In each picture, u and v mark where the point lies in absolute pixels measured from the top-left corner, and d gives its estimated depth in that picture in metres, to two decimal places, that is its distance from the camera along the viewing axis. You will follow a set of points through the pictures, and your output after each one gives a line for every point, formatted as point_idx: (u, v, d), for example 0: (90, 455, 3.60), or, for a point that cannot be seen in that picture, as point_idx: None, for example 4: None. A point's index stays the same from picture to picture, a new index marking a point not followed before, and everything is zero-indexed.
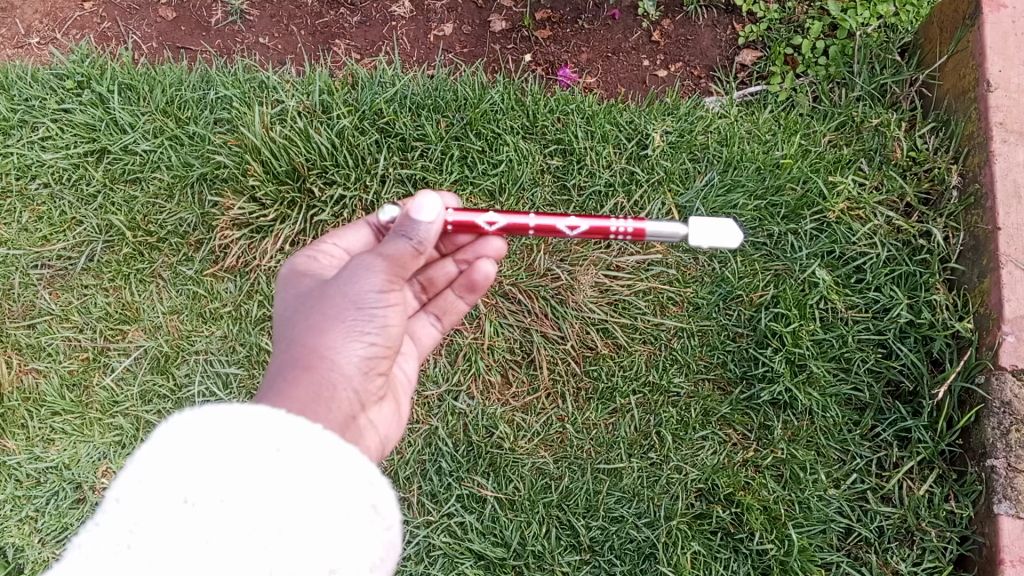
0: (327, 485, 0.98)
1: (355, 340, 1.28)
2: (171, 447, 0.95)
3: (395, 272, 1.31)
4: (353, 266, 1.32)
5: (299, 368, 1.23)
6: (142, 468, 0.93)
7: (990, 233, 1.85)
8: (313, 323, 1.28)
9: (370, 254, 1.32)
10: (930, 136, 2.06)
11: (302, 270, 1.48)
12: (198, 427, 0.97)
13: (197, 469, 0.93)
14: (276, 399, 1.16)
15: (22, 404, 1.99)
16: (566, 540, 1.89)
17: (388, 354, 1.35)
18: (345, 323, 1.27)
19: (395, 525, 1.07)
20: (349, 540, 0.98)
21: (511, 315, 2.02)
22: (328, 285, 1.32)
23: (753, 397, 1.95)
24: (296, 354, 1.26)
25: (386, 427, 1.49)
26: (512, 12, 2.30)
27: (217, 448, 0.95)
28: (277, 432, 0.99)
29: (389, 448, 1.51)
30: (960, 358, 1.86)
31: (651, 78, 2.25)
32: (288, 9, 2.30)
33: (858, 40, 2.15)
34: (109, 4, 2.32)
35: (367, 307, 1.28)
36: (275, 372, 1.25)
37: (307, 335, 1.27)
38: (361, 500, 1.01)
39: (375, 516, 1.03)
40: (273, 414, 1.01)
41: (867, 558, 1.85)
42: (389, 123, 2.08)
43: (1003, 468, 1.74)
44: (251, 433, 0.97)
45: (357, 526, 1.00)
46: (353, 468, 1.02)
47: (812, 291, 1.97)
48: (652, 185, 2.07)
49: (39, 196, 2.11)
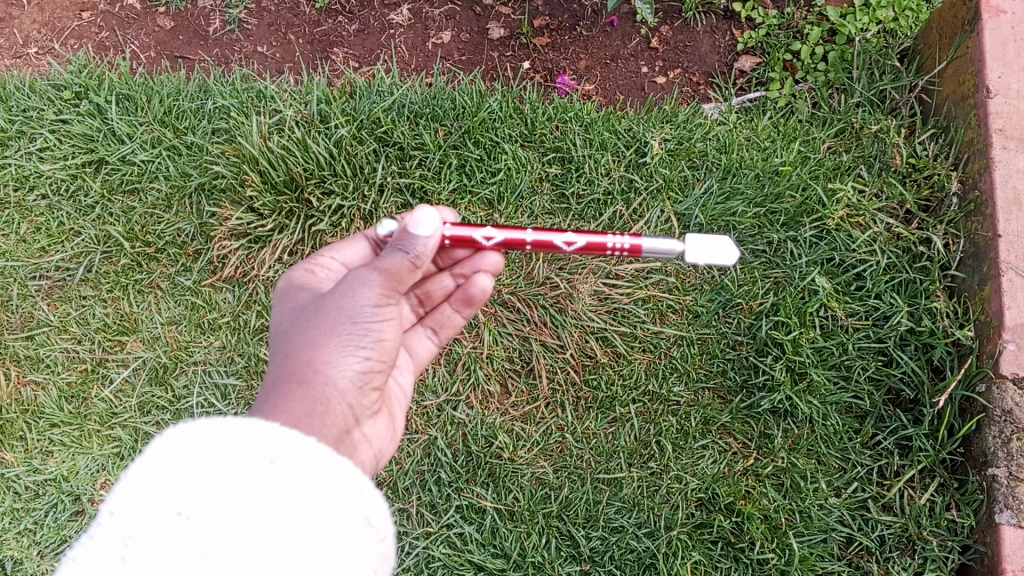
0: (321, 498, 0.98)
1: (350, 354, 1.27)
2: (166, 460, 0.94)
3: (391, 285, 1.31)
4: (350, 279, 1.32)
5: (294, 382, 1.23)
6: (135, 481, 0.92)
7: (990, 240, 1.84)
8: (309, 337, 1.28)
9: (366, 268, 1.31)
10: (930, 142, 2.05)
11: (299, 283, 1.48)
12: (192, 440, 0.96)
13: (192, 481, 0.93)
14: (270, 413, 1.16)
15: (21, 416, 1.99)
16: (566, 550, 1.88)
17: (383, 368, 1.35)
18: (340, 338, 1.27)
19: (389, 537, 1.07)
20: (344, 552, 0.98)
21: (510, 324, 2.01)
22: (325, 298, 1.32)
23: (753, 406, 1.94)
24: (292, 368, 1.25)
25: (381, 442, 1.48)
26: (510, 20, 2.29)
27: (212, 461, 0.95)
28: (271, 444, 0.98)
29: (383, 462, 1.50)
30: (961, 366, 1.86)
31: (650, 85, 2.25)
32: (286, 18, 2.30)
33: (857, 46, 2.14)
34: (107, 14, 2.32)
35: (363, 321, 1.28)
36: (269, 387, 1.25)
37: (303, 349, 1.27)
38: (355, 512, 1.01)
39: (370, 527, 1.03)
40: (270, 427, 1.00)
41: (868, 567, 1.84)
42: (387, 132, 2.08)
43: (1004, 477, 1.74)
44: (244, 444, 0.97)
45: (351, 538, 0.99)
46: (347, 480, 1.02)
47: (812, 298, 1.96)
48: (651, 193, 2.07)
49: (37, 207, 2.11)
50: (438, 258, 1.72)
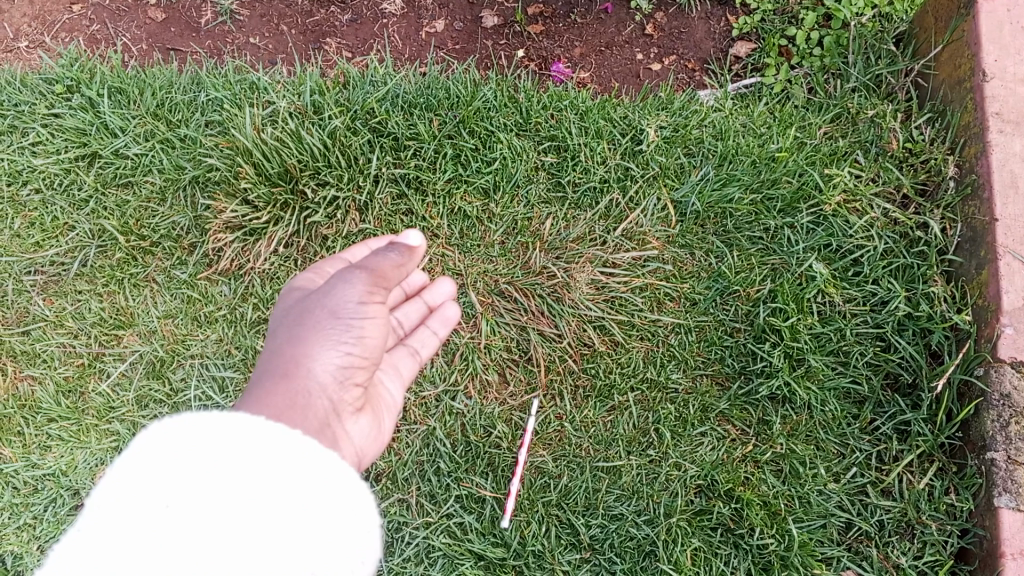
0: (303, 491, 1.00)
1: (332, 350, 1.33)
2: (152, 456, 0.98)
3: (376, 284, 1.37)
4: (337, 278, 1.38)
5: (278, 377, 1.29)
6: (122, 476, 0.96)
7: (987, 224, 1.84)
8: (294, 334, 1.34)
9: (349, 271, 1.38)
10: (926, 126, 2.05)
11: (294, 291, 1.56)
12: (179, 436, 1.01)
13: (177, 473, 0.97)
14: (254, 405, 1.22)
15: (18, 411, 1.98)
16: (566, 539, 1.89)
17: (365, 366, 1.39)
18: (323, 333, 1.33)
19: (375, 527, 1.08)
20: (328, 542, 1.00)
21: (507, 314, 2.01)
22: (312, 297, 1.39)
23: (751, 392, 1.94)
24: (276, 364, 1.32)
25: (363, 441, 1.51)
26: (504, 8, 2.28)
27: (195, 457, 0.98)
28: (255, 439, 1.02)
29: (366, 463, 1.53)
30: (959, 350, 1.86)
31: (645, 72, 2.24)
32: (278, 9, 2.29)
33: (852, 31, 2.13)
34: (98, 6, 2.30)
35: (347, 318, 1.34)
36: (255, 382, 1.31)
37: (287, 345, 1.33)
38: (339, 503, 1.03)
39: (355, 515, 1.04)
40: (254, 418, 1.04)
41: (868, 552, 1.84)
42: (381, 122, 2.06)
43: (1003, 460, 1.74)
44: (228, 439, 1.01)
45: (336, 529, 1.01)
46: (332, 474, 1.04)
47: (809, 284, 1.96)
48: (648, 181, 2.06)
49: (30, 202, 2.10)
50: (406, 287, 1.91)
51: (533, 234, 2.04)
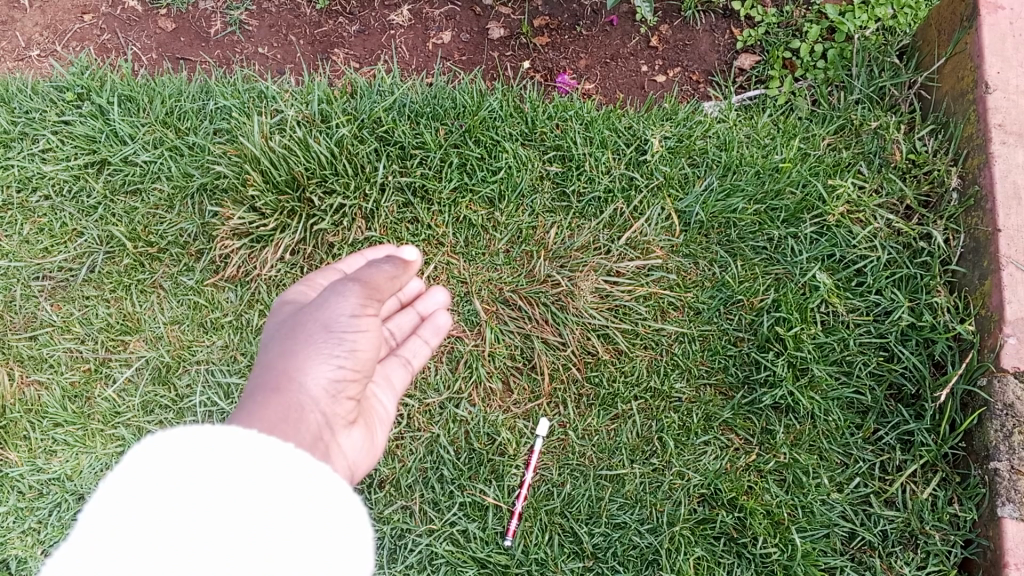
0: (300, 500, 1.03)
1: (325, 363, 1.34)
2: (149, 467, 0.99)
3: (369, 296, 1.39)
4: (330, 291, 1.40)
5: (270, 390, 1.30)
6: (119, 486, 0.97)
7: (990, 234, 1.85)
8: (287, 347, 1.36)
9: (343, 283, 1.41)
10: (929, 138, 2.06)
11: (288, 305, 1.58)
12: (177, 447, 1.02)
13: (175, 481, 0.98)
14: (246, 419, 1.22)
15: (24, 415, 1.99)
16: (569, 547, 1.89)
17: (356, 378, 1.41)
18: (316, 346, 1.34)
19: (368, 540, 1.10)
20: (325, 547, 1.01)
21: (511, 322, 2.02)
22: (305, 311, 1.41)
23: (754, 402, 1.94)
24: (269, 378, 1.32)
25: (356, 454, 1.51)
26: (510, 20, 2.30)
27: (194, 467, 1.00)
28: (253, 453, 1.04)
29: (358, 475, 1.53)
30: (961, 360, 1.86)
31: (650, 84, 2.26)
32: (287, 19, 2.32)
33: (856, 44, 2.15)
34: (109, 16, 2.33)
35: (339, 330, 1.36)
36: (247, 396, 1.32)
37: (281, 359, 1.35)
38: (335, 513, 1.05)
39: (351, 526, 1.07)
40: (252, 433, 1.08)
41: (871, 562, 1.84)
42: (388, 131, 2.09)
43: (1006, 470, 1.73)
44: (226, 451, 1.03)
45: (332, 536, 1.03)
46: (327, 486, 1.07)
47: (812, 294, 1.96)
48: (652, 190, 2.07)
49: (39, 208, 2.12)
50: (401, 297, 1.93)
51: (537, 242, 2.06)
